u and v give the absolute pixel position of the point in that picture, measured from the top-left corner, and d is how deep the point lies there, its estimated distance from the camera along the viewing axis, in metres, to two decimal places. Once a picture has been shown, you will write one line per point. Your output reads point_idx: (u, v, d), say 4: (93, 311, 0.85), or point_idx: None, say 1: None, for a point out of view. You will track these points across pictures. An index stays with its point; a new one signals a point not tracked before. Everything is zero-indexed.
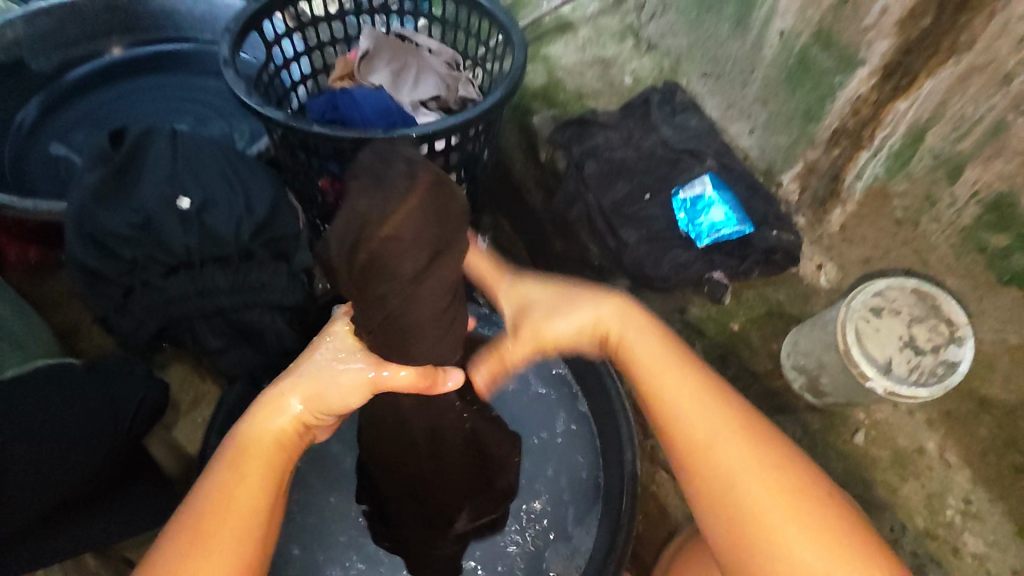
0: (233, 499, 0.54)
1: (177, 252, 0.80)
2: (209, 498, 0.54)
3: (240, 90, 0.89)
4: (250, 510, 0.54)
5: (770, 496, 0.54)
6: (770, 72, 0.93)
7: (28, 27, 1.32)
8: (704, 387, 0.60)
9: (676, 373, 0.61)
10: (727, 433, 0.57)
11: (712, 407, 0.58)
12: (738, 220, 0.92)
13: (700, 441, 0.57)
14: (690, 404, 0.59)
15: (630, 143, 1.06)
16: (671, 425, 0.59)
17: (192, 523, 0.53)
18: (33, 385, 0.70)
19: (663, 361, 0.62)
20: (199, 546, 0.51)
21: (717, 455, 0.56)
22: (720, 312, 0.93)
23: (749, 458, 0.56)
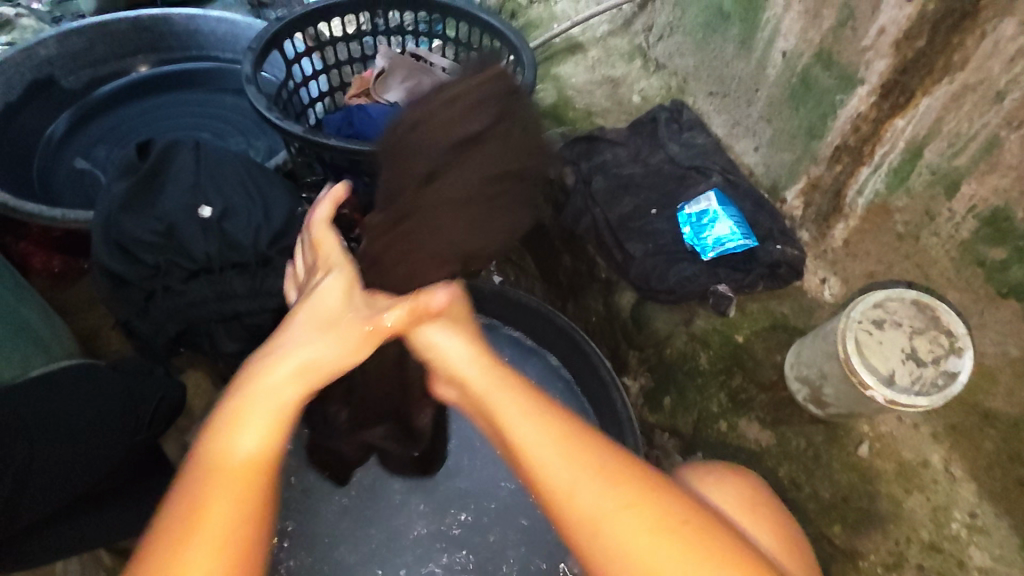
0: (234, 481, 0.47)
1: (198, 259, 0.84)
2: (189, 492, 0.46)
3: (261, 105, 0.93)
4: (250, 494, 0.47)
5: (627, 516, 0.48)
6: (774, 91, 0.95)
7: (59, 46, 1.38)
8: (558, 428, 0.54)
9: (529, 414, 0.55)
10: (581, 462, 0.51)
11: (560, 436, 0.53)
12: (743, 234, 0.94)
13: (582, 514, 0.50)
14: (554, 469, 0.52)
15: (637, 159, 1.09)
16: (529, 462, 0.53)
17: (190, 499, 0.45)
18: (62, 379, 0.74)
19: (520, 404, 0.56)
20: (198, 523, 0.45)
21: (552, 472, 0.52)
22: (725, 325, 0.94)
23: (595, 480, 0.50)
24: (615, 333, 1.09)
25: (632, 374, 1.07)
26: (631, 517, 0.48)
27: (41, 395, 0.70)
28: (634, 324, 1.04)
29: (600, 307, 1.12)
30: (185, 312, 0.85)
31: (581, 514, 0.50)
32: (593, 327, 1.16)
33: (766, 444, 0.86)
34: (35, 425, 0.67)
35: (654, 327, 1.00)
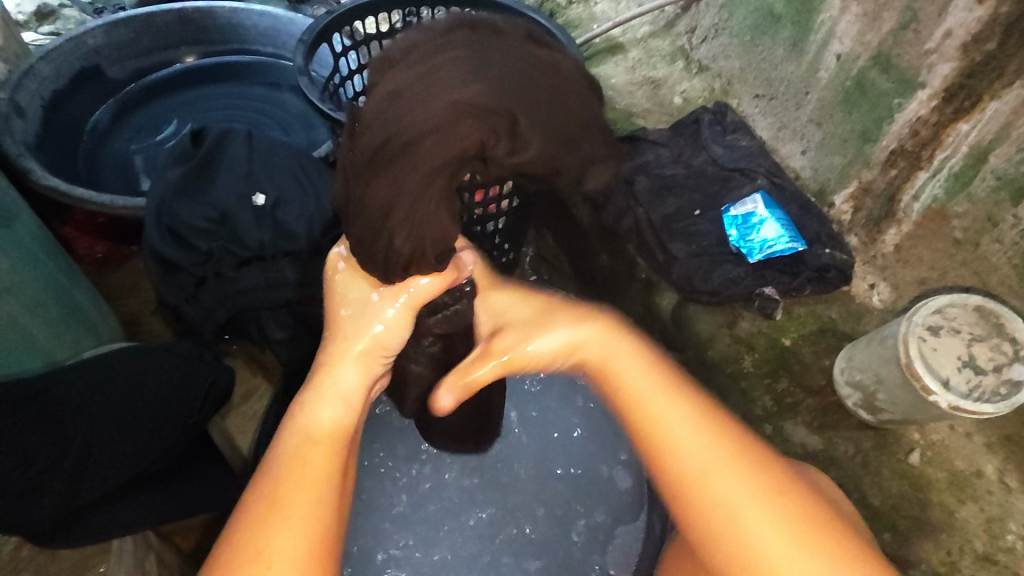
0: (310, 471, 0.58)
1: (251, 246, 0.85)
2: (269, 495, 0.56)
3: (313, 97, 0.94)
4: (323, 478, 0.58)
5: (744, 488, 0.56)
6: (826, 94, 0.94)
7: (107, 37, 1.41)
8: (685, 398, 0.62)
9: (649, 376, 0.64)
10: (710, 436, 0.59)
11: (689, 406, 0.61)
12: (790, 237, 0.94)
13: (692, 466, 0.58)
14: (676, 428, 0.60)
15: (679, 161, 1.08)
16: (653, 423, 0.61)
17: (269, 495, 0.55)
18: (114, 364, 0.75)
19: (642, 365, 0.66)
20: (275, 513, 0.54)
21: (686, 444, 0.59)
22: (772, 327, 0.94)
23: (721, 450, 0.58)
24: (654, 334, 1.09)
25: None
26: (748, 488, 0.56)
27: (93, 380, 0.72)
28: (675, 326, 1.03)
29: (639, 307, 1.12)
30: (234, 299, 0.87)
31: (694, 472, 0.57)
32: None
33: (813, 449, 0.85)
34: (85, 412, 0.68)
35: (696, 328, 0.99)
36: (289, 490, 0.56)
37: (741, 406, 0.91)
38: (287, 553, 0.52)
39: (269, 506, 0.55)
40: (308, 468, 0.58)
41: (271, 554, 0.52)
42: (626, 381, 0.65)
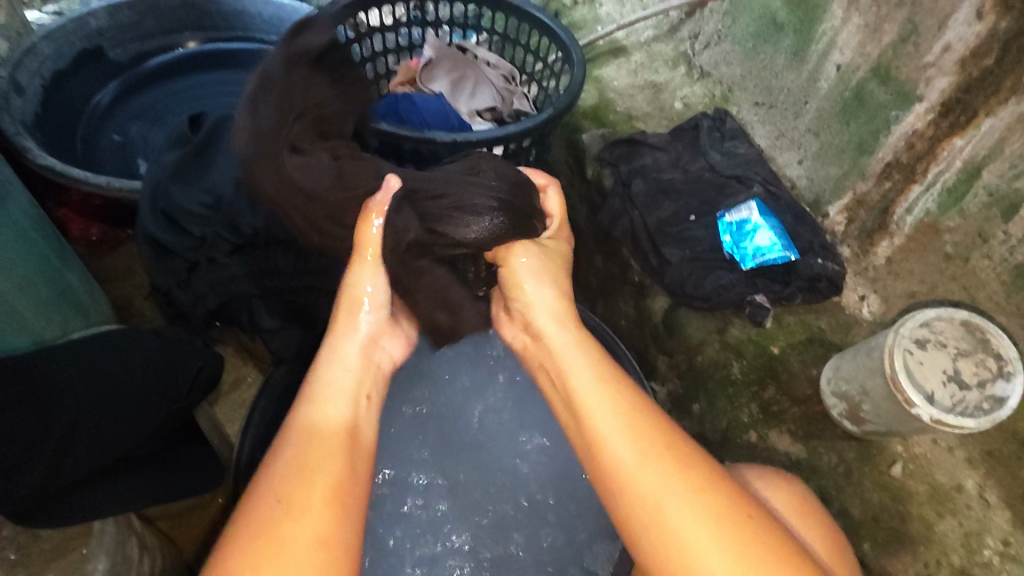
0: (332, 444, 0.60)
1: (246, 233, 0.86)
2: (288, 466, 0.58)
3: None
4: (343, 451, 0.60)
5: (689, 512, 0.55)
6: (825, 104, 0.95)
7: (110, 18, 1.41)
8: (625, 412, 0.62)
9: (598, 383, 0.65)
10: (647, 455, 0.59)
11: (630, 428, 0.61)
12: (783, 246, 0.94)
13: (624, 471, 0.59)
14: (611, 436, 0.61)
15: (677, 165, 1.09)
16: (595, 447, 0.62)
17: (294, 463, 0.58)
18: (105, 343, 0.75)
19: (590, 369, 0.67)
20: (303, 479, 0.56)
21: (625, 469, 0.59)
22: (761, 335, 0.94)
23: (664, 474, 0.58)
24: (645, 337, 1.09)
25: (660, 379, 1.06)
26: (697, 516, 0.55)
27: (86, 357, 0.72)
28: (665, 329, 1.03)
29: (631, 310, 1.12)
30: (226, 286, 0.88)
31: (640, 501, 0.57)
32: (622, 330, 1.16)
33: (797, 458, 0.85)
34: (76, 389, 0.69)
35: (686, 333, 1.00)
36: (311, 454, 0.59)
37: (727, 412, 0.92)
38: (312, 506, 0.55)
39: (293, 469, 0.57)
40: (327, 438, 0.60)
41: (299, 509, 0.55)
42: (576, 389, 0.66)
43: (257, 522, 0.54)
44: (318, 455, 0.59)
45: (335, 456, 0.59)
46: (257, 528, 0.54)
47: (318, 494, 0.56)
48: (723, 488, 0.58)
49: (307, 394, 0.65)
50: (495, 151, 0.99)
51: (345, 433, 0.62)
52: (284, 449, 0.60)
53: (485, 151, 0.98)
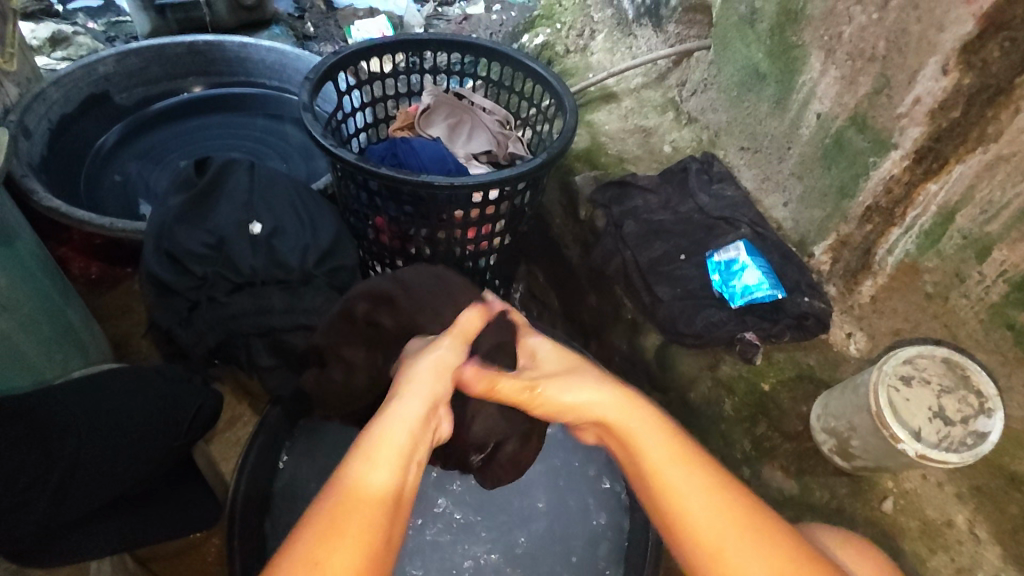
0: (372, 507, 0.51)
1: (244, 272, 0.87)
2: (323, 531, 0.49)
3: (316, 132, 0.98)
4: (378, 519, 0.51)
5: None
6: (806, 149, 0.99)
7: (118, 63, 1.46)
8: (723, 490, 0.58)
9: (684, 466, 0.59)
10: (756, 544, 0.56)
11: (730, 505, 0.57)
12: (772, 284, 0.97)
13: (709, 539, 0.56)
14: (693, 493, 0.58)
15: (668, 207, 1.14)
16: (681, 510, 0.57)
17: (326, 524, 0.49)
18: (109, 380, 0.76)
19: (668, 448, 0.60)
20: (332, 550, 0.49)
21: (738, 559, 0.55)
22: (751, 372, 0.95)
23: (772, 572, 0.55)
24: (638, 374, 1.11)
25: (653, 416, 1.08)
26: None
27: (89, 395, 0.73)
28: (658, 366, 1.06)
29: (624, 347, 1.14)
30: (224, 323, 0.88)
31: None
32: (616, 367, 1.18)
33: (789, 493, 0.86)
34: (71, 429, 0.69)
35: (679, 370, 1.02)
36: (345, 518, 0.50)
37: (722, 449, 0.93)
38: (345, 573, 0.48)
39: (324, 528, 0.49)
40: (370, 505, 0.51)
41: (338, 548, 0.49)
42: (636, 438, 0.62)
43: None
44: (359, 525, 0.50)
45: (376, 524, 0.51)
46: None
47: (354, 561, 0.48)
48: (789, 535, 0.58)
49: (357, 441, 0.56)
50: (491, 194, 1.02)
51: (392, 501, 0.52)
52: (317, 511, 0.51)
53: (481, 194, 1.00)
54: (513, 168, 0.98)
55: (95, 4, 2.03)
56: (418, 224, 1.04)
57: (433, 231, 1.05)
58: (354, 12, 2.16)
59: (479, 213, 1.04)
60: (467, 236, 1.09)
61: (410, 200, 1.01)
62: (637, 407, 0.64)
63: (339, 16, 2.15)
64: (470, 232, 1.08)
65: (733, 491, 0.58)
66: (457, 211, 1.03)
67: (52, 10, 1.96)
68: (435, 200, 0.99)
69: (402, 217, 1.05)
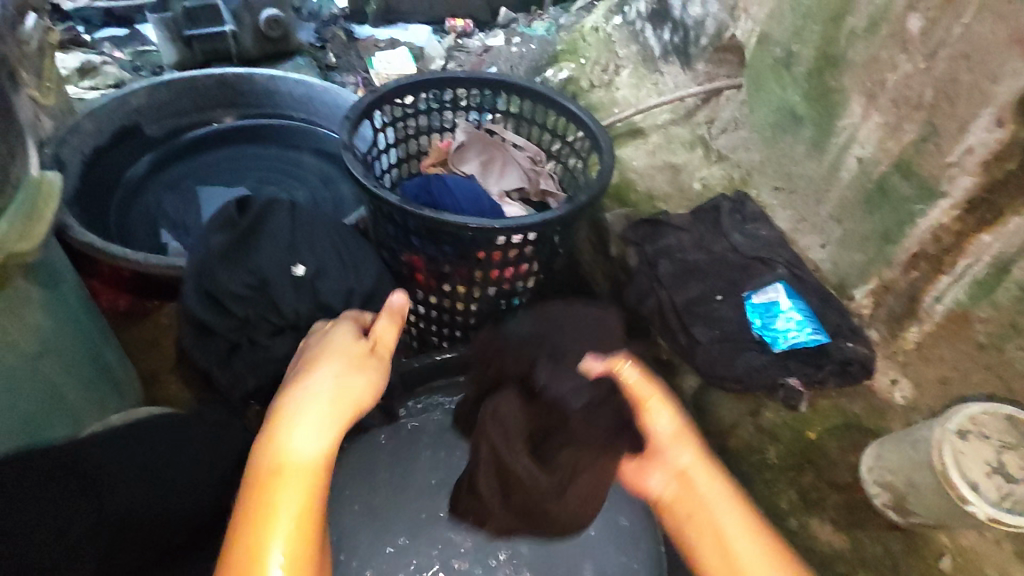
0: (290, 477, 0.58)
1: (287, 315, 0.86)
2: (255, 489, 0.58)
3: (358, 173, 0.99)
4: (314, 493, 0.58)
5: None
6: (847, 193, 0.99)
7: (148, 96, 1.47)
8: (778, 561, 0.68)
9: (751, 538, 0.69)
10: None
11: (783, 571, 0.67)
12: (813, 328, 0.96)
13: None
14: (751, 559, 0.68)
15: (701, 246, 1.13)
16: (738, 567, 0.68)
17: (250, 490, 0.58)
18: (146, 431, 0.77)
19: (743, 523, 0.70)
20: (254, 515, 0.57)
21: None
22: (796, 420, 0.95)
23: None
24: None
25: None
26: None
27: (139, 448, 0.74)
28: (697, 409, 1.05)
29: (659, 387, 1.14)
30: (266, 367, 0.86)
31: None
32: None
33: (836, 547, 0.85)
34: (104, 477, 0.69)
35: (719, 415, 1.02)
36: (265, 491, 0.57)
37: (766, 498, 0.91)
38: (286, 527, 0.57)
39: (251, 508, 0.57)
40: (299, 465, 0.58)
41: (274, 528, 0.56)
42: (708, 508, 0.72)
43: (239, 538, 0.56)
44: (295, 479, 0.58)
45: (288, 490, 0.58)
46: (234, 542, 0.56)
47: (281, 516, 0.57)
48: None
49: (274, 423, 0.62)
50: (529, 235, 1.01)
51: (305, 470, 0.59)
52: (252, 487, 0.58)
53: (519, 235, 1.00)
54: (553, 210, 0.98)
55: (121, 34, 2.06)
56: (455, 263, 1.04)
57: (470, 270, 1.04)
58: (375, 42, 2.18)
59: (516, 253, 1.03)
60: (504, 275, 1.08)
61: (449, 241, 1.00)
62: (711, 481, 0.75)
63: (361, 46, 2.17)
64: (504, 271, 1.06)
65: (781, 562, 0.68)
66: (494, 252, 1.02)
67: (79, 40, 1.98)
68: (474, 241, 0.98)
69: (438, 257, 1.04)
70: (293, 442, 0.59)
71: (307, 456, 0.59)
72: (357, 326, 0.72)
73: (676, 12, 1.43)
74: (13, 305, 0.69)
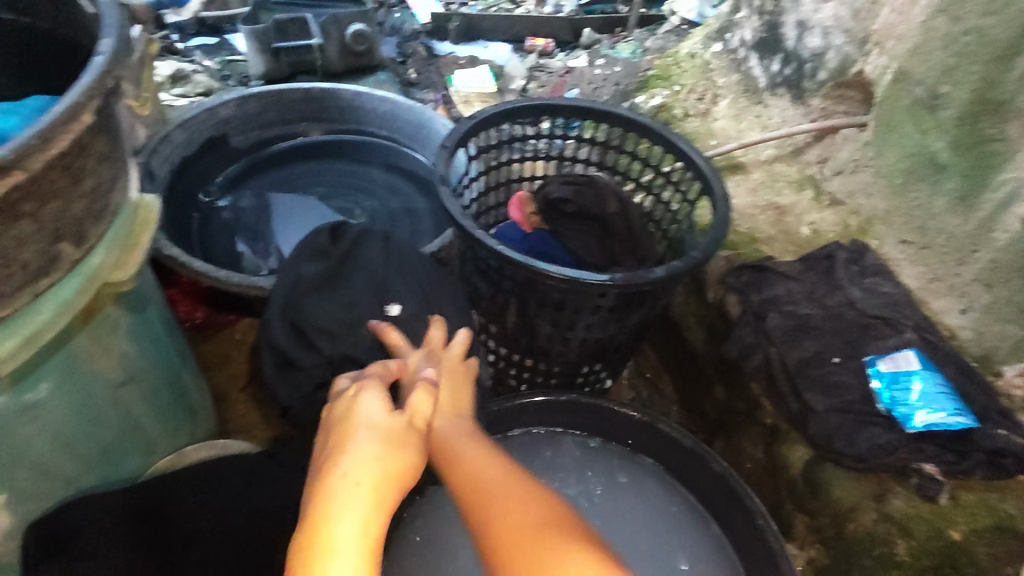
0: (370, 479, 0.52)
1: (376, 356, 0.81)
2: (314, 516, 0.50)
3: (454, 209, 0.93)
4: (388, 494, 0.53)
5: None
6: (1001, 256, 0.89)
7: (238, 108, 1.46)
8: (564, 545, 0.52)
9: (527, 509, 0.55)
10: None
11: (568, 550, 0.52)
12: (957, 410, 0.84)
13: None
14: (558, 574, 0.50)
15: (814, 298, 1.02)
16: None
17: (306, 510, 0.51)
18: (228, 474, 0.77)
19: (507, 481, 0.58)
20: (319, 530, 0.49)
21: None
22: (935, 513, 0.82)
23: None
24: (778, 488, 0.99)
25: (798, 541, 0.96)
26: None
27: (217, 497, 0.74)
28: (807, 486, 0.93)
29: (760, 453, 1.03)
30: None
31: None
32: (745, 474, 1.07)
33: None
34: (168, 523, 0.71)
35: (835, 496, 0.90)
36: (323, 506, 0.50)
37: None
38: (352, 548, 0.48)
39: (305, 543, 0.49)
40: (369, 489, 0.52)
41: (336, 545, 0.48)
42: (474, 470, 0.60)
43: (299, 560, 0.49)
44: (364, 503, 0.51)
45: (365, 494, 0.51)
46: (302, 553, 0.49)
47: (350, 524, 0.49)
48: None
49: (332, 454, 0.55)
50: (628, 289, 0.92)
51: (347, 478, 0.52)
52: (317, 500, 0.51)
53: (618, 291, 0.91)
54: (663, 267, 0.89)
55: (211, 42, 2.09)
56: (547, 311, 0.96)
57: (565, 320, 0.97)
58: (455, 59, 2.16)
59: (616, 307, 0.94)
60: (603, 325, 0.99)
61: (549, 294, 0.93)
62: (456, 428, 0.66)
63: (440, 63, 2.15)
64: (600, 323, 0.98)
65: (583, 556, 0.51)
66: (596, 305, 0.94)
67: (172, 47, 2.02)
68: (577, 296, 0.91)
69: (532, 303, 0.97)
70: (350, 468, 0.52)
71: (386, 478, 0.53)
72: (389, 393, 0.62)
73: (787, 44, 1.33)
74: (100, 333, 0.67)
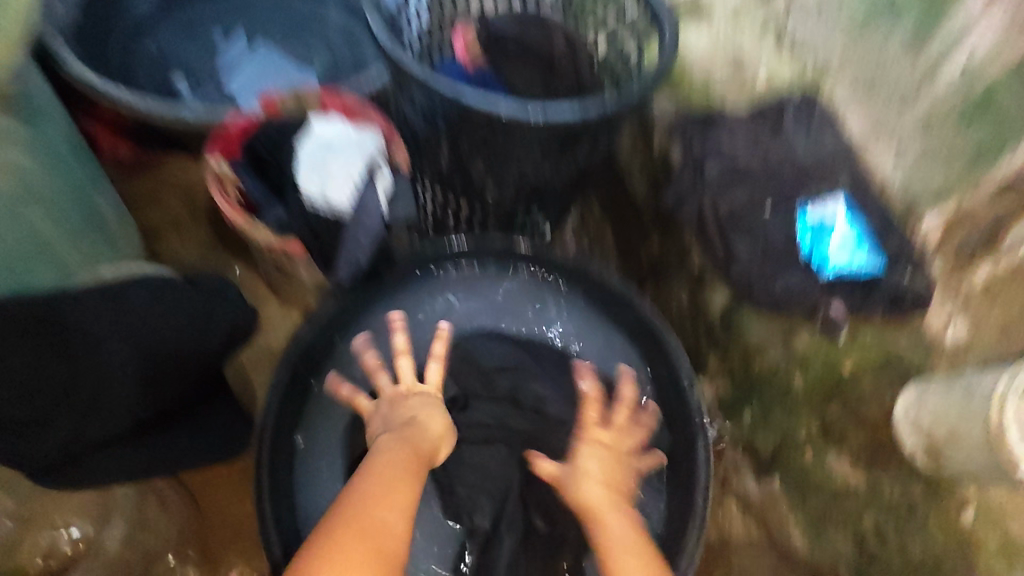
0: (398, 478, 0.68)
1: None
2: (384, 489, 0.66)
3: (379, 34, 0.85)
4: (408, 481, 0.69)
5: None
6: (940, 102, 0.86)
7: None
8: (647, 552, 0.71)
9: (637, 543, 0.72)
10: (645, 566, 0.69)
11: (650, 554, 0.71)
12: (870, 256, 0.87)
13: None
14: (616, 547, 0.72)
15: (756, 144, 0.98)
16: (612, 552, 0.72)
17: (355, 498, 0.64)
18: (135, 289, 0.74)
19: (628, 540, 0.72)
20: (371, 519, 0.62)
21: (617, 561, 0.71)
22: (832, 350, 0.86)
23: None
24: (696, 332, 1.04)
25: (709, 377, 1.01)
26: None
27: (121, 311, 0.72)
28: (724, 328, 0.99)
29: (685, 299, 1.07)
30: None
31: None
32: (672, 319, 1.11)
33: (855, 486, 0.80)
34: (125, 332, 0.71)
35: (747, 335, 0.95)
36: (370, 507, 0.63)
37: (785, 425, 0.87)
38: (392, 537, 0.62)
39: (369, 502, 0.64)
40: (396, 481, 0.68)
41: (388, 523, 0.63)
42: (606, 536, 0.74)
43: (364, 538, 0.60)
44: (390, 509, 0.64)
45: (403, 500, 0.67)
46: (350, 516, 0.62)
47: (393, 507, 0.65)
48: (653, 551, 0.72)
49: (361, 474, 0.69)
50: (565, 135, 0.88)
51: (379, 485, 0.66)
52: (362, 485, 0.67)
53: (555, 137, 0.87)
54: (600, 105, 0.85)
55: None
56: (476, 152, 0.92)
57: (495, 165, 0.94)
58: None
59: (548, 151, 0.90)
60: (534, 173, 0.96)
61: (479, 136, 0.89)
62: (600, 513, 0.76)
63: None
64: (533, 170, 0.95)
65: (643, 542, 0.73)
66: (526, 150, 0.90)
67: None
68: (506, 137, 0.87)
69: (461, 143, 0.92)
70: (389, 455, 0.72)
71: (401, 476, 0.69)
72: (394, 448, 0.73)
73: None
74: None
